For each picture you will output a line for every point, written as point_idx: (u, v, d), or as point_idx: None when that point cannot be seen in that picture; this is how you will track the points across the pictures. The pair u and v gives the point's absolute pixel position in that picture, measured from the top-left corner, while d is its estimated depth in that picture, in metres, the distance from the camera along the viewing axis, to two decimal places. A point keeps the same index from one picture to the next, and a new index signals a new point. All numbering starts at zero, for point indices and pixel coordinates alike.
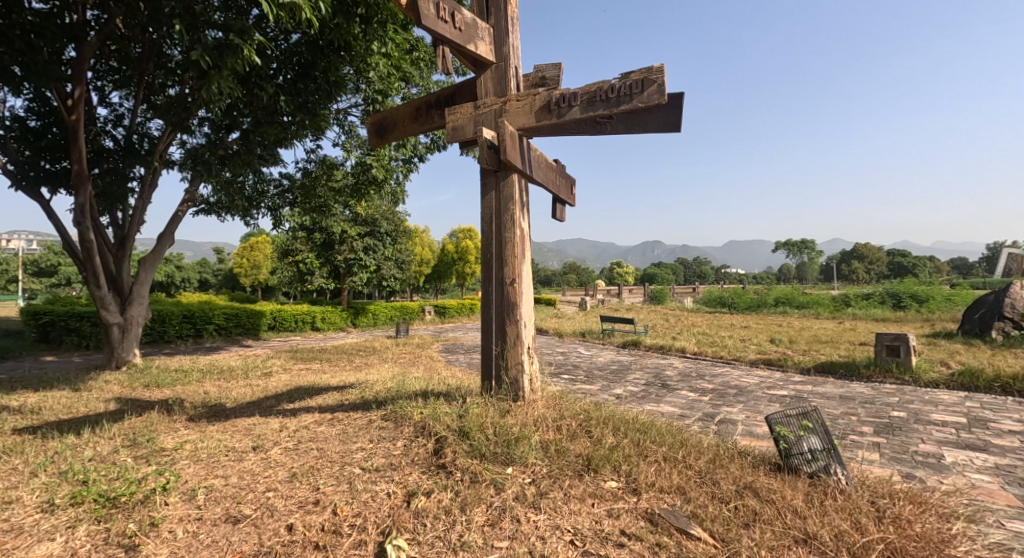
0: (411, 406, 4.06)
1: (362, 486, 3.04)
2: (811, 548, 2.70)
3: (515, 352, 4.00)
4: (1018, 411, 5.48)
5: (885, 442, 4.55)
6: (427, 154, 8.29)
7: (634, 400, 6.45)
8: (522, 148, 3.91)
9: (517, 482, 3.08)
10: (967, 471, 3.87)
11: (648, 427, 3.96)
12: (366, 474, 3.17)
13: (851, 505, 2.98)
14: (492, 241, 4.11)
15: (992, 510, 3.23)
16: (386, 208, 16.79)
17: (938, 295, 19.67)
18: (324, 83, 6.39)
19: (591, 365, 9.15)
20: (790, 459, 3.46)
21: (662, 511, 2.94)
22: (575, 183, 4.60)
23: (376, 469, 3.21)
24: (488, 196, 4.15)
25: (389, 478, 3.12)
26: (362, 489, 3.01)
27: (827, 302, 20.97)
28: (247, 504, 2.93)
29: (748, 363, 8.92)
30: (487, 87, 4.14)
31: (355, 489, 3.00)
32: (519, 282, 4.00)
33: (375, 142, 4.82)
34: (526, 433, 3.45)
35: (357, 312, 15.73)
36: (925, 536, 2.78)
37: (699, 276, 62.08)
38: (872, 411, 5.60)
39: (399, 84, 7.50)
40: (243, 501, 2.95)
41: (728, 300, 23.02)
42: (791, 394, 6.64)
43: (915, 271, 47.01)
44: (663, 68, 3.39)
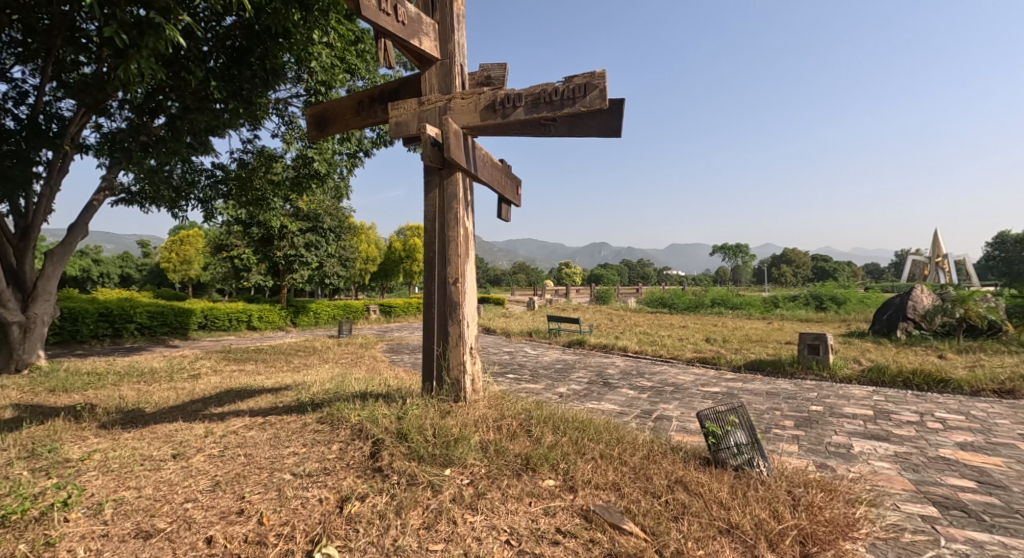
0: (349, 408, 3.94)
1: (292, 492, 2.91)
2: (733, 538, 2.83)
3: (457, 352, 3.97)
4: (917, 403, 5.99)
5: (803, 435, 4.85)
6: (372, 148, 8.07)
7: (576, 398, 6.54)
8: (466, 147, 3.88)
9: (455, 483, 3.06)
10: (873, 460, 4.17)
11: (586, 425, 4.03)
12: (298, 480, 3.05)
13: (770, 494, 3.15)
14: (435, 239, 4.06)
15: (890, 495, 3.50)
16: (330, 203, 16.25)
17: (853, 296, 21.27)
18: (260, 70, 6.05)
19: (537, 365, 9.22)
20: (718, 453, 3.62)
21: (597, 508, 3.00)
22: (519, 184, 4.64)
23: (309, 475, 3.09)
24: (432, 193, 4.09)
25: (322, 484, 3.02)
26: (292, 496, 2.89)
27: (758, 303, 22.19)
28: (162, 517, 2.75)
29: (685, 361, 9.28)
30: (431, 83, 4.09)
31: (284, 496, 2.88)
32: (462, 281, 3.97)
33: (314, 135, 4.62)
34: (465, 433, 3.43)
35: (297, 311, 15.14)
36: (833, 522, 2.98)
37: (643, 278, 63.98)
38: (794, 406, 5.96)
39: (344, 76, 7.30)
40: (157, 514, 2.76)
41: (669, 300, 23.92)
42: (723, 390, 6.97)
43: (835, 274, 50.60)
44: (605, 73, 3.47)
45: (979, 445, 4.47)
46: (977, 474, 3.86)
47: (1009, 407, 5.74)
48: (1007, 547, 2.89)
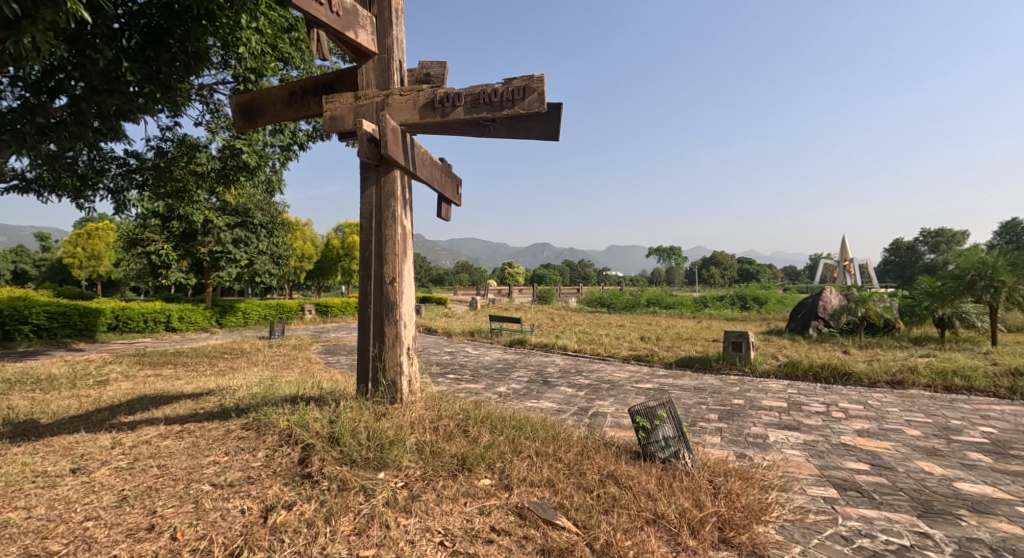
0: (277, 413, 3.81)
1: (210, 505, 2.79)
2: (659, 528, 2.99)
3: (393, 353, 3.94)
4: (825, 395, 6.53)
5: (725, 426, 5.17)
6: (307, 142, 7.79)
7: (515, 397, 6.63)
8: (404, 145, 3.86)
9: (389, 486, 3.04)
10: (785, 448, 4.51)
11: (522, 423, 4.11)
12: (218, 490, 2.94)
13: (693, 485, 3.34)
14: (371, 238, 4.00)
15: (798, 479, 3.81)
16: (261, 198, 15.56)
17: (774, 296, 22.76)
18: (180, 53, 5.64)
19: (477, 364, 9.25)
20: (648, 447, 3.79)
21: (531, 505, 3.08)
22: (459, 183, 4.66)
23: (230, 485, 2.98)
24: (368, 190, 4.01)
25: (245, 493, 2.92)
26: (210, 508, 2.78)
27: (689, 303, 23.27)
28: (57, 538, 2.57)
29: (621, 358, 9.61)
30: (368, 77, 4.04)
31: (201, 508, 2.76)
32: (399, 280, 3.95)
33: (241, 125, 4.42)
34: (401, 435, 3.41)
35: (223, 311, 14.39)
36: (748, 507, 3.20)
37: (582, 278, 65.36)
38: (719, 399, 6.34)
39: (276, 64, 6.92)
40: (50, 536, 2.59)
41: (607, 300, 24.62)
42: (655, 386, 7.28)
43: (759, 276, 53.81)
44: (543, 77, 3.55)
45: (873, 432, 4.94)
46: (870, 457, 4.26)
47: (900, 397, 6.37)
48: (891, 520, 3.21)
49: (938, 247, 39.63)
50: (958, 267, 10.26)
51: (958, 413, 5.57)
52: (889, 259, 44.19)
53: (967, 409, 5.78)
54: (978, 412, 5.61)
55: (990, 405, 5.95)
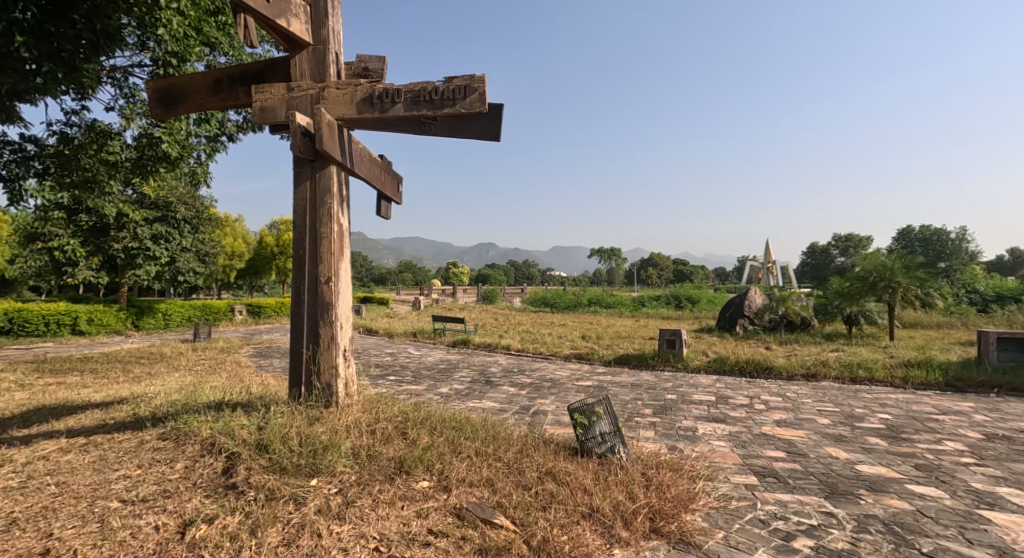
0: (198, 421, 3.58)
1: (118, 522, 2.62)
2: (594, 522, 3.06)
3: (328, 355, 3.82)
4: (749, 388, 6.92)
5: (659, 421, 5.37)
6: (236, 134, 7.38)
7: (456, 398, 6.59)
8: (340, 140, 3.75)
9: (322, 493, 2.94)
10: (712, 440, 4.74)
11: (462, 423, 4.10)
12: (127, 507, 2.76)
13: (627, 478, 3.44)
14: (305, 236, 3.85)
15: (723, 469, 4.01)
16: (185, 192, 14.65)
17: (705, 296, 23.88)
18: (88, 31, 4.66)
19: (418, 365, 9.13)
20: (585, 443, 3.89)
21: (469, 505, 3.07)
22: (398, 181, 4.58)
23: (142, 500, 2.80)
24: (302, 185, 3.86)
25: (160, 509, 2.75)
26: (118, 526, 2.60)
27: (628, 303, 23.98)
28: None
29: (562, 357, 9.77)
30: (301, 69, 3.89)
31: (108, 527, 2.59)
32: (335, 280, 3.83)
33: (159, 113, 4.14)
34: (336, 440, 3.31)
35: (140, 312, 13.45)
36: (676, 496, 3.34)
37: (525, 279, 65.93)
38: (653, 395, 6.57)
39: (201, 49, 6.42)
40: None
41: (550, 300, 24.96)
42: (594, 383, 7.46)
43: (692, 277, 56.25)
44: (484, 77, 3.55)
45: (790, 422, 5.29)
46: (786, 445, 4.56)
47: (814, 388, 6.86)
48: (803, 502, 3.45)
49: (849, 252, 42.90)
50: (863, 268, 11.27)
51: (862, 402, 6.07)
52: (808, 260, 47.42)
53: (869, 398, 6.31)
54: (879, 401, 6.13)
55: (889, 394, 6.52)
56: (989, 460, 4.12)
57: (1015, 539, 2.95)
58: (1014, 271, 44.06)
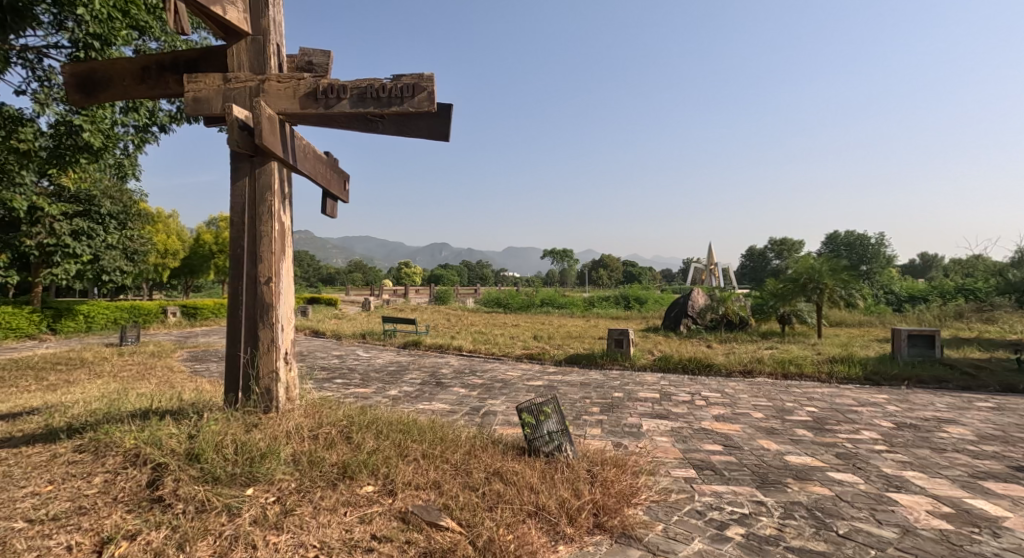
0: (120, 430, 3.39)
1: (25, 544, 2.48)
2: (540, 520, 3.10)
3: (268, 359, 3.69)
4: (691, 385, 7.20)
5: (605, 418, 5.50)
6: (169, 125, 6.99)
7: (406, 400, 6.51)
8: (282, 136, 3.63)
9: (258, 503, 2.84)
10: (655, 436, 4.89)
11: (410, 426, 4.06)
12: (36, 527, 2.60)
13: (573, 475, 3.51)
14: (243, 234, 3.71)
15: (664, 463, 4.16)
16: (110, 185, 13.73)
17: (653, 296, 24.62)
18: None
19: (367, 367, 8.93)
20: (533, 442, 3.93)
21: (415, 509, 3.04)
22: (344, 179, 4.48)
23: (53, 519, 2.65)
24: (240, 182, 3.72)
25: (74, 527, 2.61)
26: (25, 548, 2.46)
27: (579, 303, 24.39)
28: None
29: (513, 357, 9.82)
30: (240, 59, 3.74)
31: (12, 550, 2.44)
32: (276, 280, 3.70)
33: (77, 99, 3.88)
34: (275, 447, 3.20)
35: (59, 315, 12.53)
36: (620, 492, 3.43)
37: (478, 279, 65.91)
38: (601, 393, 6.72)
39: (129, 33, 6.02)
40: None
41: (502, 301, 25.05)
42: (544, 383, 7.55)
43: (640, 278, 57.86)
44: (433, 77, 3.52)
45: (728, 416, 5.54)
46: (723, 439, 4.77)
47: (751, 384, 7.21)
48: (735, 493, 3.62)
49: (783, 255, 45.31)
50: (795, 271, 11.92)
51: (793, 396, 6.44)
52: (746, 263, 49.74)
53: (799, 392, 6.70)
54: (807, 395, 6.52)
55: (817, 388, 6.95)
56: (899, 447, 4.47)
57: (918, 518, 3.21)
58: (926, 273, 47.90)
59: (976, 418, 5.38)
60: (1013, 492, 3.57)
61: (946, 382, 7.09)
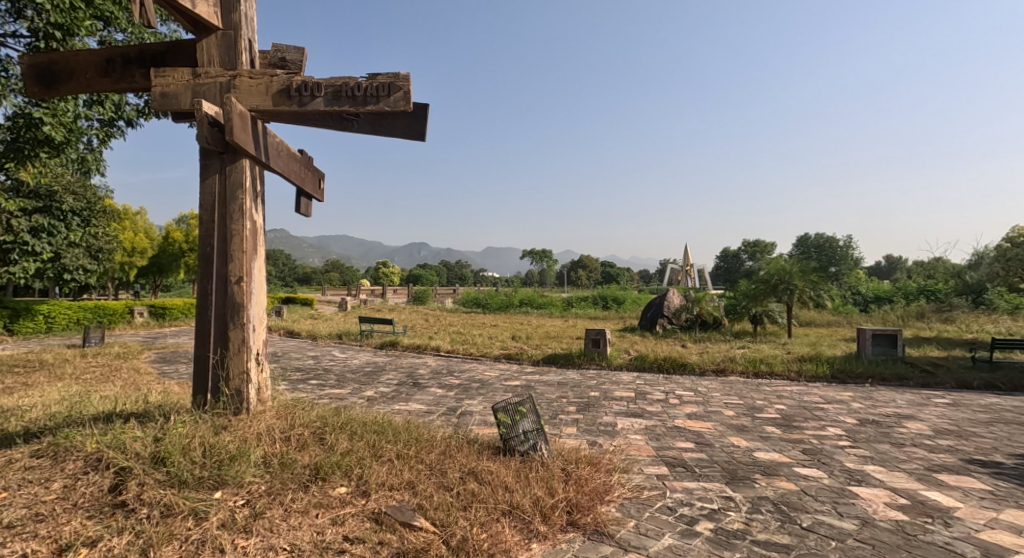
0: (81, 434, 3.29)
1: None
2: (514, 518, 3.11)
3: (239, 359, 3.63)
4: (666, 384, 7.31)
5: (581, 417, 5.55)
6: (136, 119, 6.80)
7: (382, 401, 6.46)
8: (254, 133, 3.57)
9: (226, 506, 2.79)
10: (630, 434, 4.96)
11: (385, 426, 4.03)
12: None
13: (547, 473, 3.53)
14: (213, 232, 3.63)
15: (638, 461, 4.22)
16: (72, 181, 13.30)
17: (630, 297, 24.90)
18: None
19: (343, 368, 8.82)
20: (508, 441, 3.95)
21: (388, 509, 3.03)
22: (318, 177, 4.44)
23: (8, 527, 2.56)
24: (209, 179, 3.64)
25: (29, 535, 2.54)
26: None
27: (558, 303, 24.52)
28: None
29: (491, 357, 9.83)
30: (210, 54, 3.67)
31: None
32: (248, 279, 3.64)
33: (37, 91, 3.75)
34: (244, 449, 3.15)
35: (17, 315, 12.13)
36: (593, 490, 3.47)
37: (458, 279, 65.75)
38: (578, 393, 6.78)
39: (93, 24, 5.83)
40: None
41: (482, 300, 25.06)
42: (522, 383, 7.58)
43: (618, 279, 58.48)
44: (409, 76, 3.50)
45: (700, 414, 5.65)
46: (695, 437, 4.85)
47: (723, 383, 7.36)
48: (706, 489, 3.69)
49: (756, 256, 46.28)
50: (767, 272, 12.21)
51: (763, 394, 6.59)
52: (720, 264, 50.69)
53: (769, 390, 6.86)
54: (776, 393, 6.68)
55: (786, 386, 7.14)
56: (861, 443, 4.61)
57: (876, 510, 3.33)
58: (891, 274, 49.50)
59: (933, 414, 5.59)
60: (965, 483, 3.73)
61: (907, 379, 7.35)
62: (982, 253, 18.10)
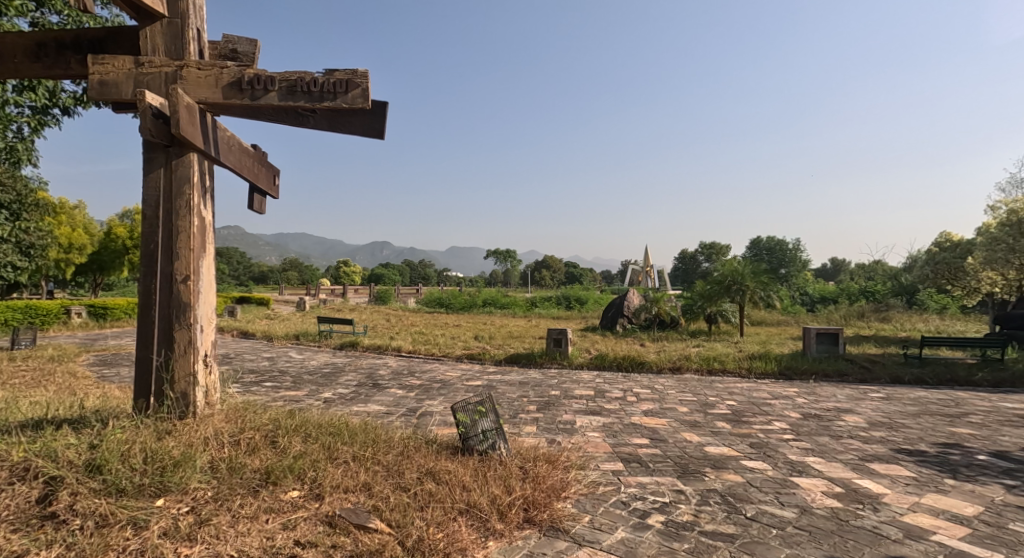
0: (7, 442, 3.10)
1: None
2: (471, 517, 3.12)
3: (185, 361, 3.50)
4: (624, 382, 7.46)
5: (541, 416, 5.60)
6: (73, 108, 6.44)
7: (340, 402, 6.35)
8: (202, 126, 3.45)
9: (168, 514, 2.69)
10: (588, 431, 5.04)
11: (341, 428, 3.96)
12: None
13: (505, 472, 3.55)
14: (157, 229, 3.48)
15: (595, 457, 4.30)
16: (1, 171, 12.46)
17: (593, 296, 25.26)
18: None
19: (300, 370, 8.60)
20: (467, 441, 3.95)
21: (342, 512, 2.98)
22: (272, 173, 4.32)
23: None
24: (153, 174, 3.49)
25: None
26: None
27: (521, 303, 24.63)
28: None
29: (453, 357, 9.80)
30: (154, 42, 3.52)
31: None
32: (195, 278, 3.52)
33: None
34: (189, 454, 3.04)
35: None
36: (550, 487, 3.52)
37: (421, 279, 65.16)
38: (538, 392, 6.83)
39: (25, 5, 5.49)
40: None
41: (445, 300, 24.92)
42: (483, 382, 7.58)
43: (580, 279, 59.26)
44: (367, 74, 3.45)
45: (656, 411, 5.80)
46: (650, 433, 4.97)
47: (679, 380, 7.58)
48: (658, 483, 3.80)
49: (712, 258, 47.72)
50: (721, 273, 12.61)
51: (715, 391, 6.82)
52: (678, 265, 52.03)
53: (721, 387, 7.10)
54: (728, 390, 6.92)
55: (738, 383, 7.41)
56: (803, 435, 4.84)
57: (814, 498, 3.50)
58: (835, 276, 51.99)
59: (869, 407, 5.92)
60: (893, 471, 3.97)
61: (846, 375, 7.74)
62: (918, 256, 19.24)
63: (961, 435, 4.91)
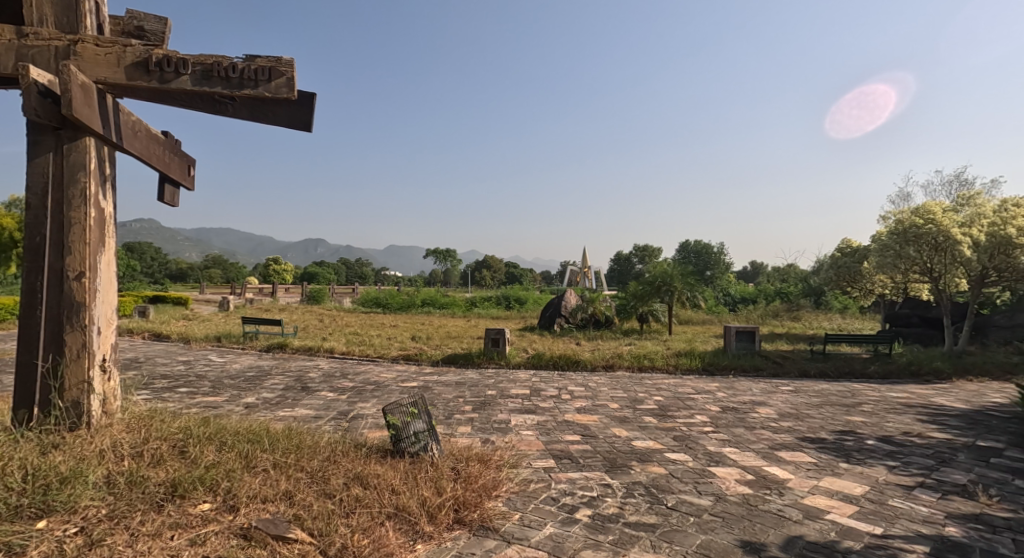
0: None
1: None
2: (398, 521, 3.02)
3: (78, 367, 3.19)
4: (559, 380, 7.56)
5: (476, 415, 5.56)
6: None
7: (264, 407, 6.02)
8: (101, 108, 3.15)
9: (51, 537, 2.43)
10: (522, 430, 5.05)
11: (262, 434, 3.74)
12: None
13: (436, 473, 3.48)
14: (45, 220, 3.13)
15: (527, 455, 4.31)
16: None
17: (532, 297, 25.48)
18: None
19: (222, 373, 8.11)
20: (399, 443, 3.85)
21: (259, 524, 2.80)
22: (184, 162, 4.03)
23: None
24: (40, 158, 3.13)
25: None
26: None
27: (460, 303, 24.47)
28: None
29: (389, 358, 9.57)
30: (42, 12, 3.18)
31: None
32: (91, 275, 3.21)
33: None
34: (79, 470, 2.77)
35: None
36: (481, 487, 3.49)
37: (359, 279, 63.42)
38: (474, 392, 6.79)
39: None
40: None
41: (382, 300, 24.35)
42: (418, 383, 7.45)
43: (520, 278, 59.77)
44: (292, 62, 3.29)
45: (588, 408, 5.91)
46: (582, 430, 5.06)
47: (611, 378, 7.77)
48: (587, 477, 3.86)
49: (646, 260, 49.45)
50: (652, 274, 13.09)
51: (644, 387, 7.05)
52: (614, 266, 53.58)
53: (651, 383, 7.36)
54: (656, 386, 7.17)
55: (666, 379, 7.70)
56: (722, 427, 5.09)
57: (728, 486, 3.68)
58: (756, 277, 55.45)
59: (780, 400, 6.31)
60: (798, 457, 4.25)
61: (762, 370, 8.23)
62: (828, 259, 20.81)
63: (854, 422, 5.34)
